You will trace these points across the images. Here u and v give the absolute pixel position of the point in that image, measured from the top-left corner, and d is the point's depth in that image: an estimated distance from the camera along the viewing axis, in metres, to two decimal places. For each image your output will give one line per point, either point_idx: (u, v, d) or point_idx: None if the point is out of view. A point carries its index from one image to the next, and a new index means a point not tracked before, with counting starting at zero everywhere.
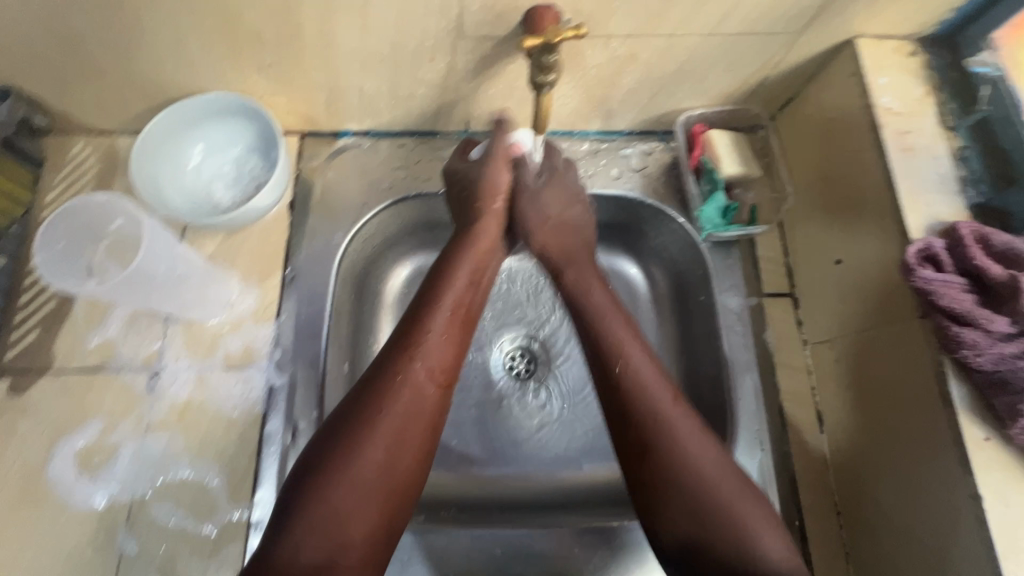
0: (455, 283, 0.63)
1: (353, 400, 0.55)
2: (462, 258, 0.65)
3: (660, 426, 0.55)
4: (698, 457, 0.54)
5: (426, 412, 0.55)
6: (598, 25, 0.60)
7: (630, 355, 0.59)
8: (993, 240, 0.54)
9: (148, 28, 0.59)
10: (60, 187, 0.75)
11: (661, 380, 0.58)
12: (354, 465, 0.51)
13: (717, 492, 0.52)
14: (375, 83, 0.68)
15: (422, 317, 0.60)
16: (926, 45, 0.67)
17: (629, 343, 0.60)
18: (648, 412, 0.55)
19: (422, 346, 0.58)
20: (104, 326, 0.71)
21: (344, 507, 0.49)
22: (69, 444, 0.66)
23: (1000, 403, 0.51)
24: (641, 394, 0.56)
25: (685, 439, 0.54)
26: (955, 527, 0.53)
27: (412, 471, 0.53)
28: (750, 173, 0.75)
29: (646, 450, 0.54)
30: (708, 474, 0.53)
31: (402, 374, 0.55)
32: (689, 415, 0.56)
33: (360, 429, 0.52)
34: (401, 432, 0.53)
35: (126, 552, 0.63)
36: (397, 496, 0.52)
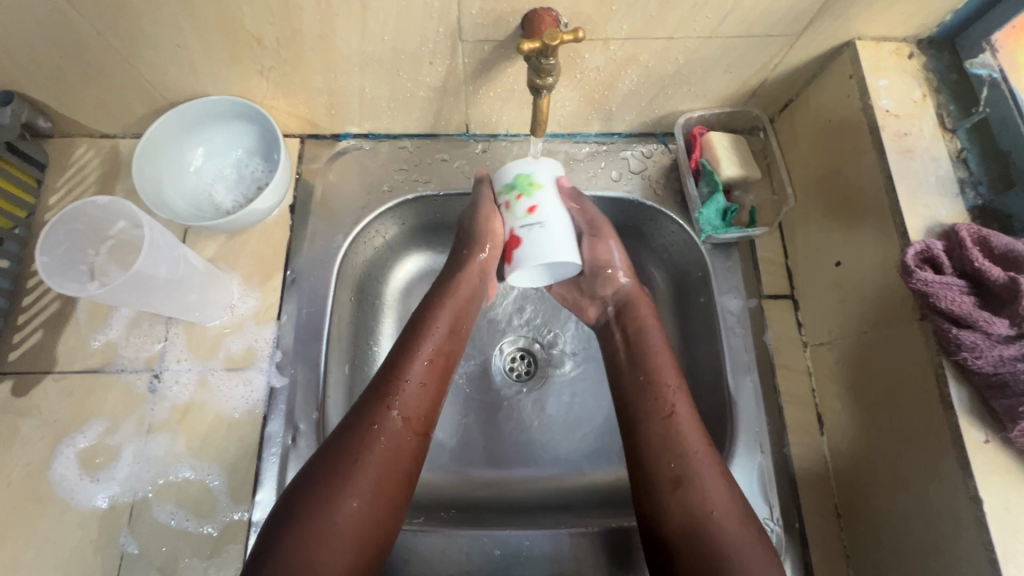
0: (434, 332, 0.63)
1: (331, 444, 0.55)
2: (443, 306, 0.65)
3: (692, 463, 0.57)
4: (719, 495, 0.56)
5: (400, 462, 0.56)
6: (596, 28, 0.60)
7: (670, 391, 0.62)
8: (993, 242, 0.54)
9: (148, 32, 0.60)
10: (63, 190, 0.76)
11: (696, 421, 0.61)
12: (331, 516, 0.51)
13: (727, 533, 0.54)
14: (374, 86, 0.69)
15: (401, 364, 0.60)
16: (925, 47, 0.67)
17: (670, 377, 0.64)
18: (681, 448, 0.58)
19: (400, 393, 0.58)
20: (107, 327, 0.71)
21: (319, 561, 0.49)
22: (71, 444, 0.67)
23: (1000, 406, 0.51)
24: (678, 429, 0.59)
25: (707, 475, 0.57)
26: (955, 530, 0.53)
27: (384, 521, 0.53)
28: (750, 175, 0.76)
29: (678, 478, 0.57)
30: (727, 511, 0.55)
31: (380, 423, 0.56)
32: (715, 455, 0.59)
33: (338, 478, 0.52)
34: (377, 483, 0.53)
35: (128, 552, 0.63)
36: (370, 548, 0.52)
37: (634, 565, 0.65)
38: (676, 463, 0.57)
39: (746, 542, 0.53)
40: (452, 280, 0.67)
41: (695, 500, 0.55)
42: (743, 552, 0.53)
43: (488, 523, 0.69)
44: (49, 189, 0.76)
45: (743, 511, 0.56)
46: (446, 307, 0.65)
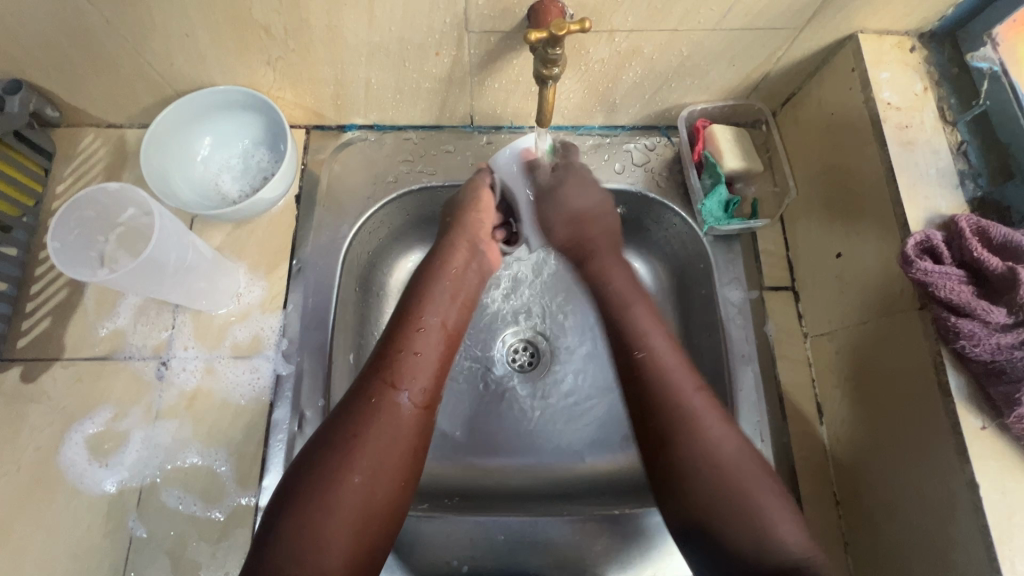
0: (432, 304, 0.64)
1: (332, 423, 0.55)
2: (439, 281, 0.66)
3: (685, 415, 0.57)
4: (715, 444, 0.55)
5: (402, 433, 0.56)
6: (602, 19, 0.60)
7: (654, 342, 0.62)
8: (992, 232, 0.54)
9: (158, 21, 0.60)
10: (71, 179, 0.77)
11: (684, 370, 0.60)
12: (333, 488, 0.51)
13: (730, 486, 0.54)
14: (381, 76, 0.69)
15: (399, 338, 0.61)
16: (927, 41, 0.67)
17: (653, 332, 0.63)
18: (668, 402, 0.57)
19: (398, 367, 0.59)
20: (115, 314, 0.72)
21: (323, 530, 0.49)
22: (80, 430, 0.68)
23: (996, 393, 0.52)
24: (664, 382, 0.59)
25: (702, 428, 0.56)
26: (952, 515, 0.54)
27: (390, 493, 0.54)
28: (752, 168, 0.77)
29: (665, 440, 0.56)
30: (728, 458, 0.55)
31: (378, 396, 0.56)
32: (709, 402, 0.58)
33: (338, 453, 0.53)
34: (380, 454, 0.54)
35: (137, 536, 0.64)
36: (376, 517, 0.52)
37: (637, 552, 0.66)
38: (660, 421, 0.57)
39: (751, 485, 0.54)
40: (441, 255, 0.69)
41: (685, 457, 0.55)
42: (749, 494, 0.53)
43: (492, 510, 0.69)
44: (56, 178, 0.76)
45: (744, 450, 0.56)
46: (439, 278, 0.67)
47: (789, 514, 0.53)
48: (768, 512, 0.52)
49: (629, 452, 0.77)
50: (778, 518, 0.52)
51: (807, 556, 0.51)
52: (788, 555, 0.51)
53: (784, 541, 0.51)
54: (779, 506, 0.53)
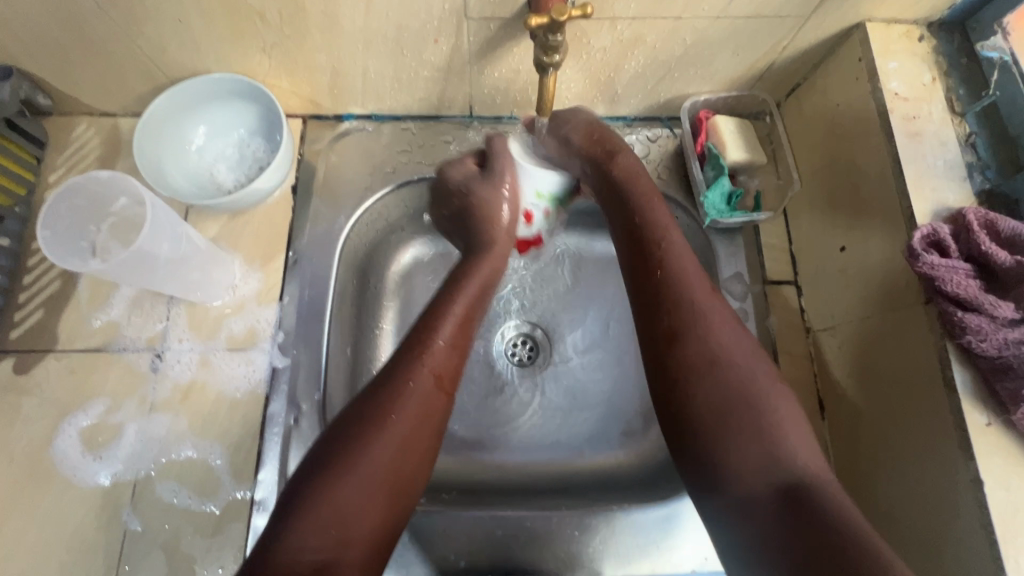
0: (463, 294, 0.64)
1: (367, 396, 0.55)
2: (477, 270, 0.66)
3: (697, 314, 0.57)
4: (727, 346, 0.56)
5: (432, 420, 0.56)
6: (604, 6, 0.59)
7: (671, 242, 0.62)
8: (1000, 226, 0.53)
9: (150, 7, 0.59)
10: (64, 169, 0.76)
11: (699, 274, 0.60)
12: (364, 467, 0.51)
13: (743, 389, 0.53)
14: (379, 64, 0.68)
15: (432, 326, 0.60)
16: (936, 30, 0.66)
17: (671, 232, 0.63)
18: (682, 301, 0.58)
19: (430, 352, 0.59)
20: (109, 306, 0.71)
21: (350, 507, 0.49)
22: (73, 423, 0.67)
23: (1002, 389, 0.51)
24: (681, 283, 0.59)
25: (716, 325, 0.57)
26: (956, 514, 0.53)
27: (414, 480, 0.54)
28: (756, 160, 0.75)
29: (680, 337, 0.56)
30: (741, 365, 0.55)
31: (415, 378, 0.56)
32: (724, 308, 0.58)
33: (372, 427, 0.53)
34: (410, 437, 0.54)
35: (131, 529, 0.63)
36: (399, 502, 0.52)
37: (634, 548, 0.66)
38: (675, 319, 0.57)
39: (764, 393, 0.53)
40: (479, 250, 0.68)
41: (695, 354, 0.55)
42: (762, 400, 0.53)
43: (488, 505, 0.69)
44: (49, 167, 0.75)
45: (760, 364, 0.55)
46: (478, 275, 0.66)
47: (801, 426, 0.52)
48: (778, 420, 0.52)
49: (629, 447, 0.76)
50: (790, 430, 0.52)
51: (820, 477, 0.50)
52: (793, 468, 0.50)
53: (793, 450, 0.50)
54: (791, 415, 0.53)
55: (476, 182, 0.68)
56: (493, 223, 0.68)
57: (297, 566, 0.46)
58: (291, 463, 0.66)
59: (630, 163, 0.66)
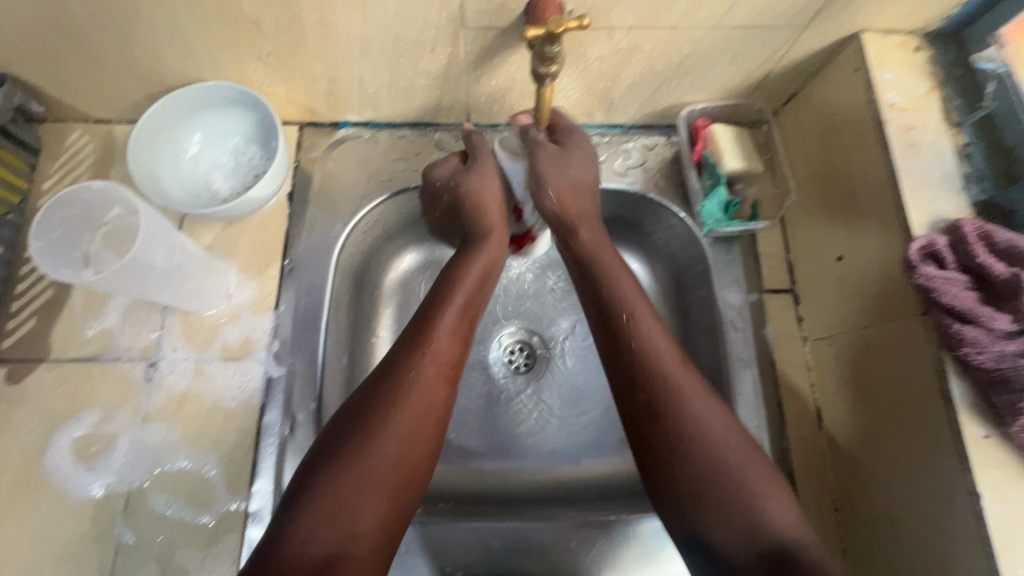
0: (465, 282, 0.63)
1: (368, 392, 0.55)
2: (473, 260, 0.65)
3: (668, 390, 0.55)
4: (703, 421, 0.54)
5: (435, 409, 0.55)
6: (602, 16, 0.59)
7: (640, 314, 0.60)
8: (996, 237, 0.53)
9: (145, 15, 0.58)
10: (57, 176, 0.75)
11: (669, 342, 0.59)
12: (368, 459, 0.51)
13: (723, 462, 0.52)
14: (375, 73, 0.68)
15: (433, 315, 0.60)
16: (932, 40, 0.66)
17: (641, 306, 0.61)
18: (655, 373, 0.56)
19: (433, 343, 0.58)
20: (102, 315, 0.70)
21: (355, 500, 0.49)
22: (66, 433, 0.66)
23: (1000, 402, 0.51)
24: (650, 360, 0.57)
25: (692, 400, 0.55)
26: (954, 526, 0.53)
27: (420, 471, 0.53)
28: (753, 169, 0.75)
29: (653, 415, 0.55)
30: (718, 440, 0.53)
31: (417, 370, 0.56)
32: (696, 378, 0.57)
33: (375, 421, 0.52)
34: (414, 428, 0.53)
35: (124, 541, 0.63)
36: (405, 493, 0.52)
37: (631, 559, 0.66)
38: (646, 394, 0.56)
39: (743, 465, 0.52)
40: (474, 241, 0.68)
41: (671, 432, 0.54)
42: (739, 472, 0.52)
43: (485, 515, 0.68)
44: (42, 175, 0.75)
45: (736, 435, 0.54)
46: (478, 261, 0.65)
47: (778, 494, 0.52)
48: (758, 493, 0.51)
49: (626, 456, 0.76)
50: (769, 500, 0.51)
51: (799, 537, 0.49)
52: (776, 540, 0.49)
53: (774, 520, 0.50)
54: (768, 484, 0.52)
55: (462, 174, 0.68)
56: (485, 213, 0.68)
57: (305, 559, 0.46)
58: (287, 473, 0.65)
59: (593, 237, 0.66)
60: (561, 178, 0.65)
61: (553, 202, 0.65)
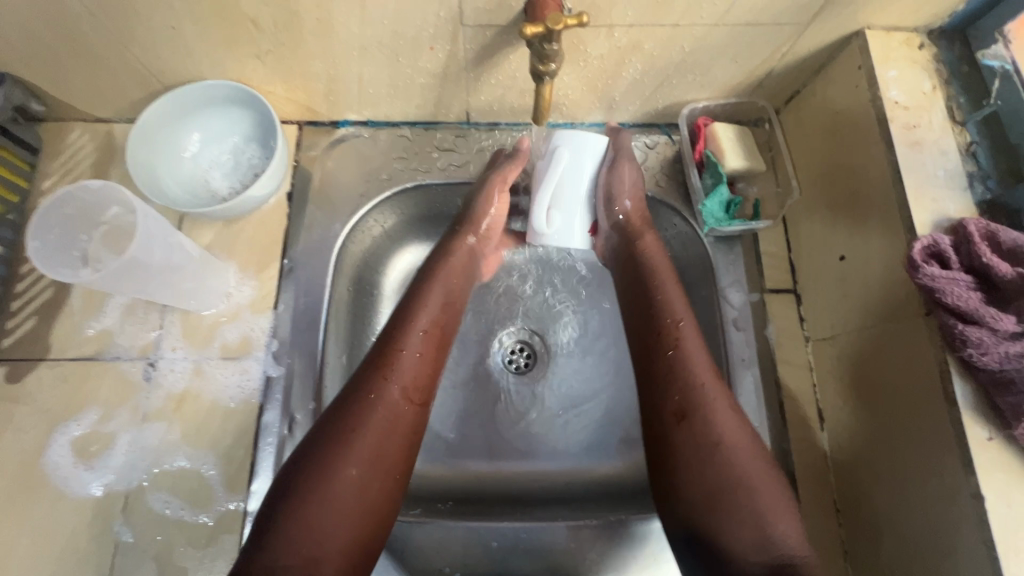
0: (430, 305, 0.63)
1: (331, 416, 0.54)
2: (438, 278, 0.65)
3: (696, 395, 0.55)
4: (727, 429, 0.54)
5: (397, 432, 0.55)
6: (601, 14, 0.59)
7: (680, 320, 0.61)
8: (1001, 237, 0.53)
9: (143, 14, 0.58)
10: (58, 175, 0.75)
11: (703, 350, 0.59)
12: (330, 483, 0.50)
13: (739, 469, 0.52)
14: (374, 71, 0.67)
15: (397, 337, 0.60)
16: (936, 38, 0.65)
17: (681, 313, 0.61)
18: (690, 383, 0.56)
19: (397, 365, 0.58)
20: (102, 314, 0.70)
21: (318, 524, 0.49)
22: (65, 432, 0.66)
23: (1004, 403, 0.50)
24: (685, 365, 0.57)
25: (717, 407, 0.55)
26: (958, 529, 0.52)
27: (385, 494, 0.53)
28: (754, 167, 0.74)
29: (683, 419, 0.54)
30: (735, 448, 0.53)
31: (377, 393, 0.55)
32: (726, 394, 0.56)
33: (337, 446, 0.52)
34: (377, 452, 0.53)
35: (123, 540, 0.63)
36: (371, 517, 0.51)
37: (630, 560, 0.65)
38: (680, 398, 0.55)
39: (759, 480, 0.52)
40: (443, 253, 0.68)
41: (698, 436, 0.53)
42: (754, 486, 0.52)
43: (483, 515, 0.68)
44: (43, 174, 0.75)
45: (754, 447, 0.54)
46: (439, 281, 0.65)
47: (787, 513, 0.51)
48: (770, 507, 0.51)
49: (626, 456, 0.75)
50: (779, 512, 0.51)
51: (804, 555, 0.50)
52: (783, 553, 0.49)
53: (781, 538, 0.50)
54: (780, 504, 0.51)
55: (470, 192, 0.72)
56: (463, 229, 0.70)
57: None
58: None
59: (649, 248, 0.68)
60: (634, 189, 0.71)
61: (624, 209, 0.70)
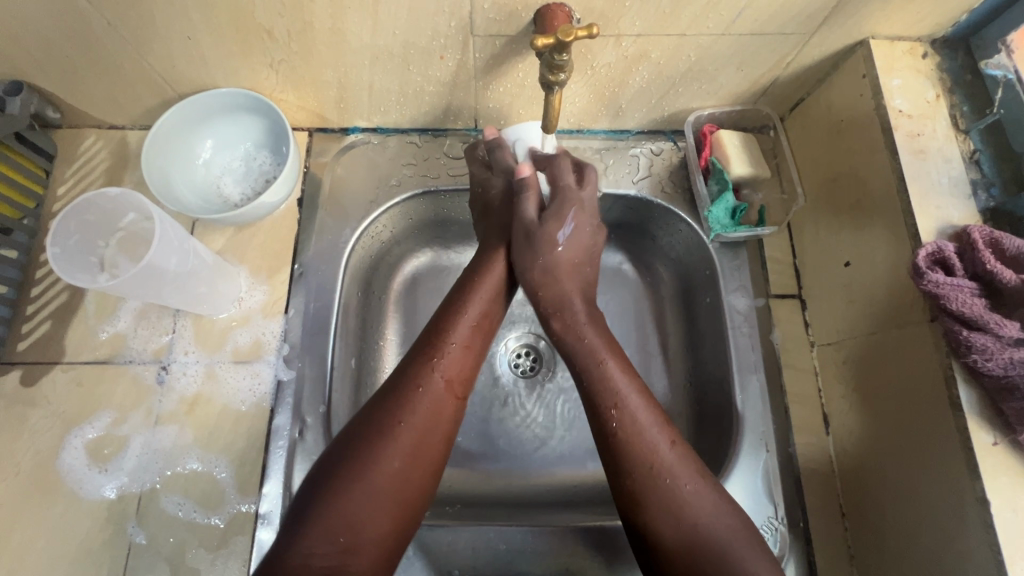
0: (479, 297, 0.64)
1: (377, 403, 0.56)
2: (489, 272, 0.66)
3: (651, 473, 0.54)
4: (691, 502, 0.53)
5: (440, 424, 0.56)
6: (609, 24, 0.60)
7: (625, 395, 0.58)
8: (1005, 244, 0.53)
9: (160, 25, 0.60)
10: (72, 181, 0.76)
11: (658, 423, 0.57)
12: (371, 474, 0.51)
13: (710, 542, 0.52)
14: (385, 79, 0.68)
15: (444, 328, 0.61)
16: (939, 46, 0.66)
17: (625, 386, 0.59)
18: (641, 463, 0.55)
19: (443, 357, 0.59)
20: (115, 318, 0.71)
21: (356, 514, 0.50)
22: (80, 434, 0.67)
23: (1009, 409, 0.51)
24: (636, 442, 0.56)
25: (678, 482, 0.54)
26: (964, 533, 0.53)
27: (423, 485, 0.54)
28: (760, 174, 0.75)
29: (638, 500, 0.54)
30: (703, 521, 0.52)
31: (425, 385, 0.57)
32: (689, 465, 0.55)
33: (383, 434, 0.53)
34: (421, 440, 0.54)
35: (136, 542, 0.64)
36: (408, 510, 0.53)
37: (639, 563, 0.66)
38: (631, 480, 0.55)
39: (732, 549, 0.52)
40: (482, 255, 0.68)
41: (658, 516, 0.53)
42: (726, 555, 0.51)
43: (492, 519, 0.69)
44: (57, 180, 0.76)
45: (725, 516, 0.53)
46: (492, 272, 0.66)
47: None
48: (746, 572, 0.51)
49: None
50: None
51: None
52: None
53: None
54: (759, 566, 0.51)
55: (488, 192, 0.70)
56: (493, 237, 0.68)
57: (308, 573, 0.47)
58: (297, 476, 0.66)
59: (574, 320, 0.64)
60: (534, 260, 0.65)
61: (531, 284, 0.65)
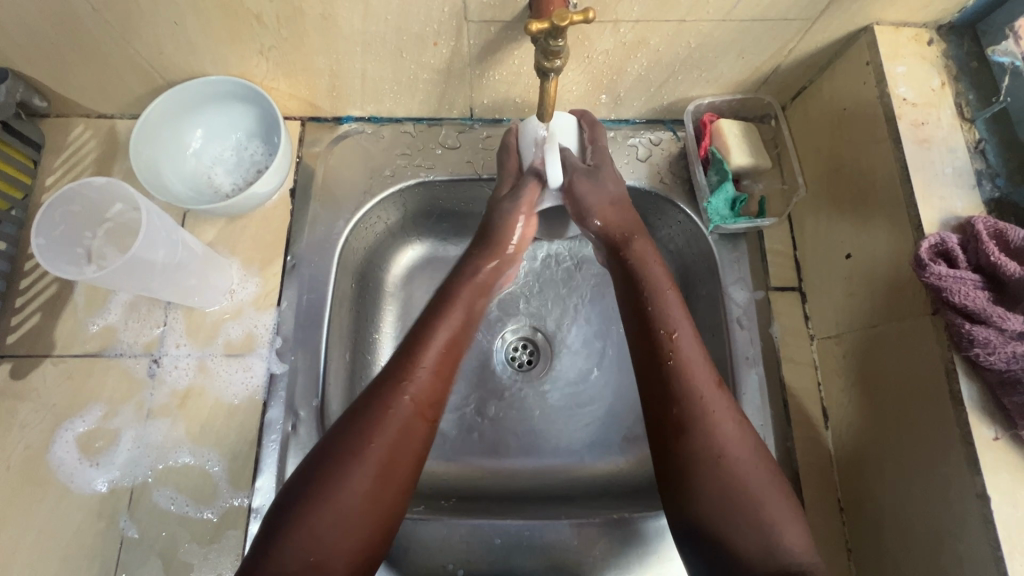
0: (450, 317, 0.62)
1: (344, 425, 0.54)
2: (462, 289, 0.64)
3: (697, 410, 0.55)
4: (729, 440, 0.54)
5: (410, 444, 0.55)
6: (607, 9, 0.58)
7: (678, 338, 0.58)
8: (1010, 236, 0.52)
9: (145, 10, 0.58)
10: (60, 171, 0.75)
11: (706, 363, 0.58)
12: (339, 496, 0.51)
13: (739, 478, 0.53)
14: (377, 67, 0.67)
15: (416, 349, 0.58)
16: (946, 32, 0.65)
17: (681, 320, 0.60)
18: (689, 395, 0.56)
19: (412, 379, 0.57)
20: (106, 310, 0.70)
21: (324, 534, 0.50)
22: (70, 428, 0.66)
23: (1011, 404, 0.50)
24: (686, 377, 0.56)
25: (722, 422, 0.55)
26: (964, 528, 0.52)
27: (392, 503, 0.53)
28: (760, 164, 0.74)
29: (681, 430, 0.55)
30: (740, 460, 0.53)
31: (394, 408, 0.55)
32: (727, 401, 0.56)
33: (348, 458, 0.52)
34: (387, 466, 0.53)
35: (128, 536, 0.63)
36: (380, 524, 0.52)
37: (635, 558, 0.65)
38: (680, 408, 0.55)
39: (761, 487, 0.53)
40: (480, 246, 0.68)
41: (698, 448, 0.54)
42: (759, 499, 0.52)
43: (487, 513, 0.68)
44: (45, 170, 0.75)
45: (760, 462, 0.54)
46: (467, 289, 0.65)
47: (794, 523, 0.52)
48: (774, 516, 0.52)
49: (628, 453, 0.75)
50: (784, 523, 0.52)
51: (809, 556, 0.52)
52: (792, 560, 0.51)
53: (788, 546, 0.51)
54: (784, 510, 0.53)
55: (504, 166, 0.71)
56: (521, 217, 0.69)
57: None
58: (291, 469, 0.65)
59: (643, 247, 0.65)
60: (603, 196, 0.68)
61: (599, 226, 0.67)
